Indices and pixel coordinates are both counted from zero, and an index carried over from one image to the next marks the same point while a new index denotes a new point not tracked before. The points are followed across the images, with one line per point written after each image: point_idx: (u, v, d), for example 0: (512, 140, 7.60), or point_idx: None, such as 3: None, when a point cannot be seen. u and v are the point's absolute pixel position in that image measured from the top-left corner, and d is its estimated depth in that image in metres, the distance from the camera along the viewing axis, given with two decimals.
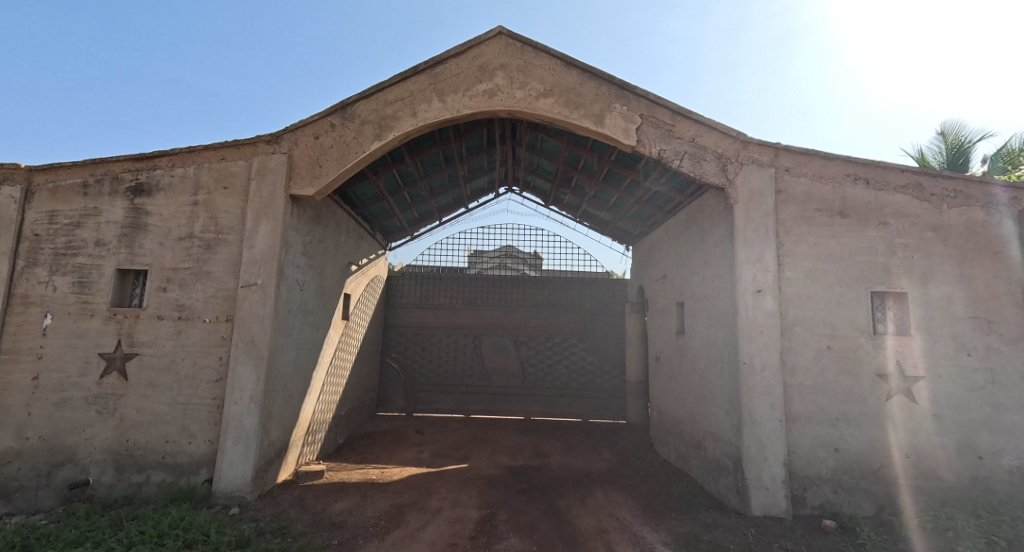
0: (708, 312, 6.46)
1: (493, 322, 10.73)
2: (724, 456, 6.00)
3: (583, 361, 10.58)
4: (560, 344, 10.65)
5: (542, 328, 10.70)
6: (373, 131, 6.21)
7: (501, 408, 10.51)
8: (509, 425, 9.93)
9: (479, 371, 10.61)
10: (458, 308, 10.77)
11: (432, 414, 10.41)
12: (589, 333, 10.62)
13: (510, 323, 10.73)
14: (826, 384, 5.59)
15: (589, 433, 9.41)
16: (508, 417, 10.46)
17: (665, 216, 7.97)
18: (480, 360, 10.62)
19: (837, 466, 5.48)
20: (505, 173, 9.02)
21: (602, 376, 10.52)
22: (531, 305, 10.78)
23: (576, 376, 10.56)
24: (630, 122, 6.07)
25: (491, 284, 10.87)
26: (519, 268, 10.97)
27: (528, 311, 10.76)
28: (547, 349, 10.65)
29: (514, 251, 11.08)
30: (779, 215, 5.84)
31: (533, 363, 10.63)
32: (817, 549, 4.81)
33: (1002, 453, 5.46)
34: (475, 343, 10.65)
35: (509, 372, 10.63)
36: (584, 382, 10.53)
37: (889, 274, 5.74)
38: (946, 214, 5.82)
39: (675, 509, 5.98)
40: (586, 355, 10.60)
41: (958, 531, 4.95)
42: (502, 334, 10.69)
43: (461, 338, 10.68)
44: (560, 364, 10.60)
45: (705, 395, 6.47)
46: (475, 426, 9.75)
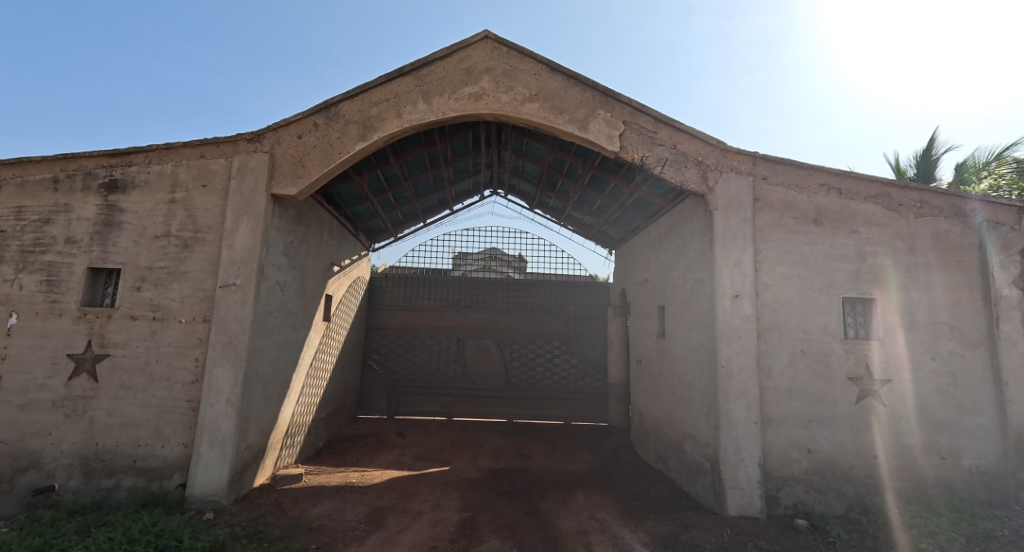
0: (688, 315, 6.59)
1: (477, 324, 10.73)
2: (702, 457, 6.13)
3: (566, 363, 10.66)
4: (544, 347, 10.71)
5: (525, 331, 10.74)
6: (358, 131, 6.19)
7: (484, 411, 10.50)
8: (491, 427, 9.94)
9: (462, 373, 10.58)
10: (442, 311, 10.74)
11: (415, 417, 10.37)
12: (573, 336, 10.70)
13: (494, 326, 10.75)
14: (800, 386, 5.78)
15: (571, 435, 9.50)
16: (491, 419, 10.47)
17: (648, 221, 8.09)
18: (463, 363, 10.60)
19: (809, 466, 5.68)
20: (490, 176, 9.03)
21: (584, 379, 10.61)
22: (515, 308, 10.82)
23: (559, 379, 10.62)
24: (614, 128, 6.18)
25: (476, 286, 10.88)
26: (504, 270, 11.07)
27: (512, 314, 10.79)
28: (530, 353, 10.69)
29: (498, 254, 11.15)
30: (756, 222, 6.01)
31: (516, 366, 10.65)
32: (790, 547, 4.95)
33: (963, 453, 5.71)
34: (459, 346, 10.64)
35: (492, 375, 10.62)
36: (567, 385, 10.61)
37: (860, 279, 5.95)
38: (913, 224, 6.06)
39: (655, 510, 6.09)
40: (569, 358, 10.68)
41: (923, 528, 5.13)
42: (485, 337, 10.70)
43: (444, 340, 10.65)
44: (543, 367, 10.66)
45: (684, 398, 6.59)
46: (457, 429, 9.73)
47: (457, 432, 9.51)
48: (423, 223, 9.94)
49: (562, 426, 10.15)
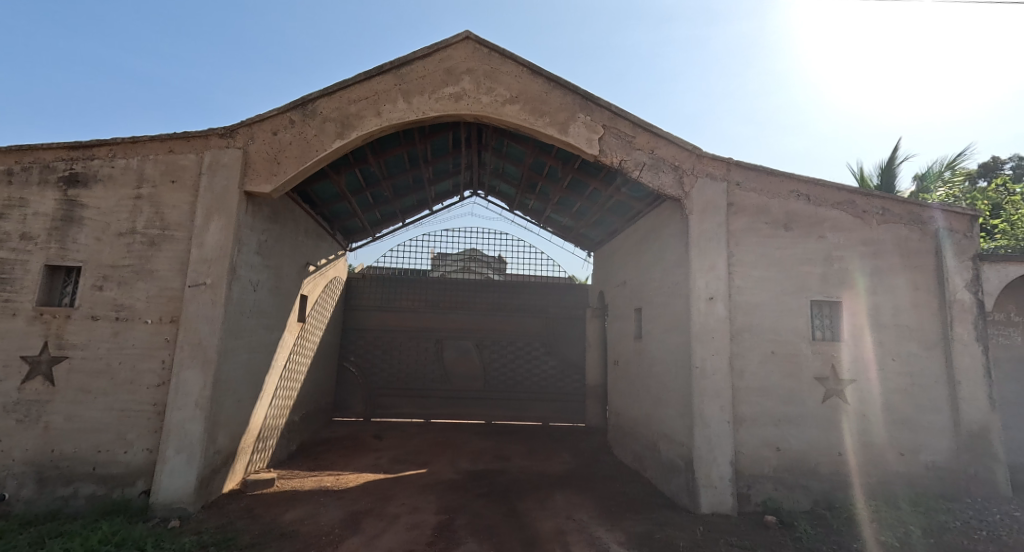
0: (664, 317, 6.71)
1: (456, 325, 10.68)
2: (676, 456, 6.26)
3: (545, 364, 10.71)
4: (523, 348, 10.73)
5: (505, 332, 10.74)
6: (335, 129, 6.09)
7: (462, 412, 10.45)
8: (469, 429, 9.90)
9: (441, 375, 10.50)
10: (421, 312, 10.66)
11: (392, 419, 10.25)
12: (552, 338, 10.76)
13: (473, 327, 10.71)
14: (769, 386, 5.97)
15: (549, 436, 9.54)
16: (470, 421, 10.43)
17: (626, 224, 8.20)
18: (442, 365, 10.53)
19: (779, 464, 5.87)
20: (470, 177, 9.01)
21: (563, 380, 10.68)
22: (494, 309, 10.81)
23: (539, 381, 10.66)
24: (593, 132, 6.25)
25: (455, 287, 10.82)
26: (484, 271, 11.05)
27: (491, 315, 10.78)
28: (509, 354, 10.70)
29: (478, 255, 11.12)
30: (730, 226, 6.18)
31: (496, 367, 10.64)
32: (760, 543, 5.11)
33: (921, 449, 5.99)
34: (438, 347, 10.57)
35: (471, 377, 10.58)
36: (546, 386, 10.66)
37: (827, 283, 6.19)
38: (876, 230, 6.33)
39: (630, 509, 6.18)
40: (549, 359, 10.73)
41: (882, 521, 5.37)
42: (464, 338, 10.66)
43: (423, 341, 10.56)
44: (522, 368, 10.68)
45: (660, 398, 6.71)
46: (435, 431, 9.65)
47: (435, 434, 9.43)
48: (402, 223, 9.84)
49: (541, 427, 10.19)
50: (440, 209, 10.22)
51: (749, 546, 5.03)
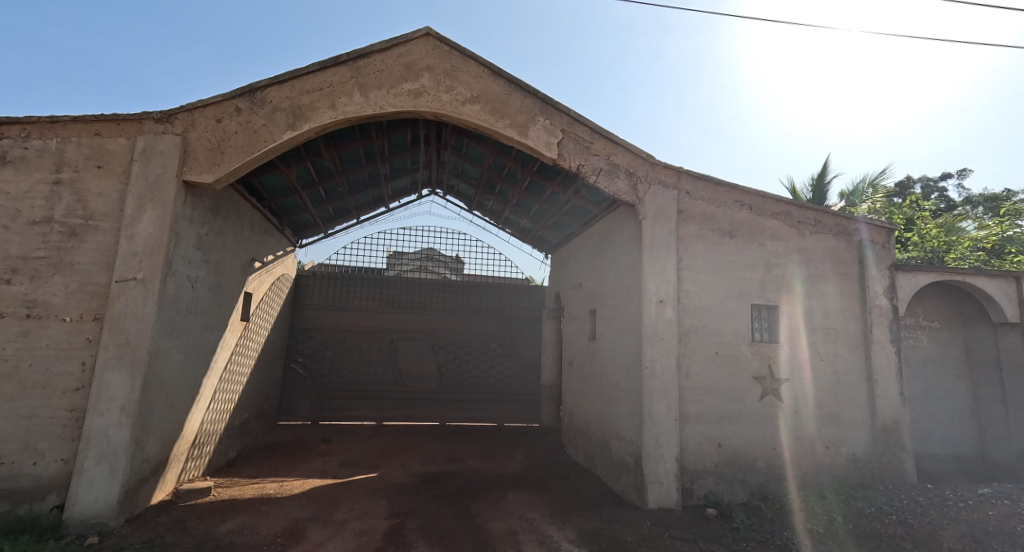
0: (617, 319, 6.89)
1: (411, 325, 10.48)
2: (626, 454, 6.45)
3: (500, 364, 10.70)
4: (479, 348, 10.68)
5: (460, 332, 10.64)
6: (286, 120, 5.81)
7: (415, 414, 10.25)
8: (422, 431, 9.72)
9: (394, 376, 10.25)
10: (374, 311, 10.36)
11: (342, 422, 9.90)
12: (508, 338, 10.77)
13: (428, 327, 10.54)
14: (713, 385, 6.28)
15: (503, 437, 9.54)
16: (424, 423, 10.24)
17: (582, 227, 8.35)
18: (396, 366, 10.28)
19: (720, 459, 6.19)
20: (428, 175, 8.87)
21: (518, 381, 10.71)
22: (451, 309, 10.69)
23: (494, 382, 10.63)
24: (552, 136, 6.34)
25: (411, 287, 10.61)
26: (440, 271, 10.90)
27: (447, 315, 10.65)
28: (465, 355, 10.61)
29: (435, 254, 10.95)
30: (680, 233, 6.46)
31: (451, 368, 10.51)
32: (701, 535, 5.36)
33: (843, 442, 6.51)
34: (392, 348, 10.32)
35: (425, 378, 10.39)
36: (502, 387, 10.65)
37: (766, 288, 6.59)
38: (809, 240, 6.82)
39: (581, 507, 6.30)
40: (505, 360, 10.73)
41: (810, 509, 5.78)
42: (419, 339, 10.47)
43: (376, 342, 10.28)
44: (478, 368, 10.61)
45: (612, 398, 6.89)
46: (388, 434, 9.40)
47: (388, 437, 9.19)
48: (357, 220, 9.54)
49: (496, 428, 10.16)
50: (397, 207, 9.99)
51: (692, 538, 5.27)
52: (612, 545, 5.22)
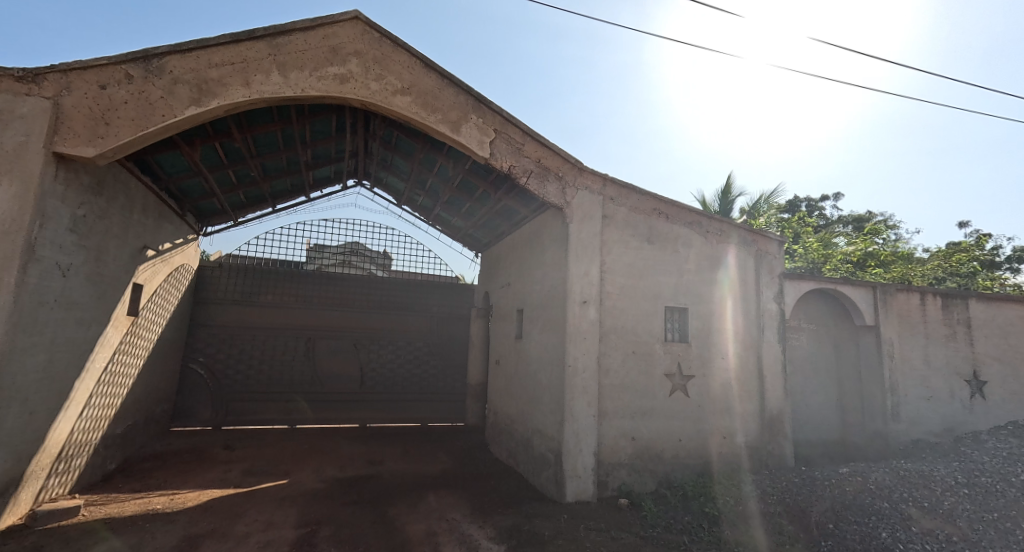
0: (543, 318, 7.04)
1: (330, 323, 9.94)
2: (547, 450, 6.61)
3: (425, 363, 10.45)
4: (405, 347, 10.35)
5: (383, 331, 10.25)
6: (190, 94, 5.23)
7: (331, 416, 9.74)
8: (339, 434, 9.23)
9: (311, 377, 9.68)
10: (290, 308, 9.72)
11: (249, 426, 9.20)
12: (434, 338, 10.56)
13: (349, 325, 10.06)
14: (629, 382, 6.63)
15: (425, 437, 9.35)
16: (342, 426, 9.76)
17: (512, 228, 8.39)
18: (312, 365, 9.70)
19: (632, 452, 6.55)
20: (353, 166, 8.45)
21: (443, 380, 10.52)
22: (374, 307, 10.27)
23: (419, 381, 10.36)
24: (485, 134, 6.32)
25: (332, 282, 10.06)
26: (365, 266, 10.43)
27: (370, 313, 10.22)
28: (389, 354, 10.23)
29: (359, 248, 10.45)
30: (603, 237, 6.74)
31: (373, 368, 10.10)
32: (614, 524, 5.65)
33: (738, 433, 7.17)
34: (308, 346, 9.73)
35: (345, 378, 9.91)
36: (426, 387, 10.41)
37: (678, 292, 7.08)
38: (716, 248, 7.43)
39: (501, 504, 6.36)
40: (431, 359, 10.49)
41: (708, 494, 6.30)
42: (339, 337, 9.97)
43: (290, 340, 9.65)
44: (403, 367, 10.28)
45: (535, 396, 7.03)
46: (301, 438, 8.84)
47: (301, 441, 8.64)
48: (273, 209, 8.88)
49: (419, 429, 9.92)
50: (319, 197, 9.41)
51: (605, 528, 5.53)
52: (531, 539, 5.33)
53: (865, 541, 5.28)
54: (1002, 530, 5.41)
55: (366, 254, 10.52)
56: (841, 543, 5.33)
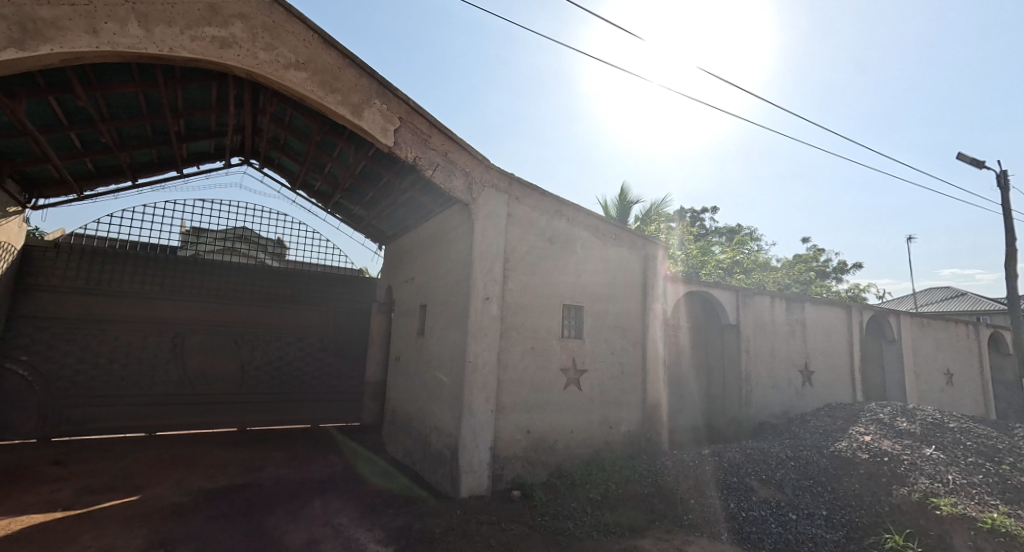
0: (445, 314, 6.95)
1: (204, 317, 8.96)
2: (443, 447, 6.55)
3: (317, 361, 9.78)
4: (294, 345, 9.65)
5: (268, 327, 9.46)
6: (8, 33, 4.22)
7: (204, 420, 8.83)
8: (211, 440, 8.35)
9: (179, 377, 8.71)
10: (155, 299, 8.64)
11: (93, 437, 8.02)
12: (329, 334, 9.92)
13: (228, 320, 9.14)
14: (526, 377, 6.81)
15: (314, 439, 8.77)
16: (217, 430, 8.89)
17: (417, 220, 8.13)
18: (180, 364, 8.72)
19: (527, 444, 6.75)
20: (239, 142, 7.62)
21: (337, 378, 9.91)
22: (261, 300, 9.44)
23: (310, 380, 9.69)
24: (389, 122, 6.05)
25: (211, 272, 9.08)
26: (253, 255, 9.48)
27: (254, 306, 9.37)
28: (274, 351, 9.47)
29: (247, 234, 9.47)
30: (507, 235, 6.82)
31: (256, 367, 9.29)
32: (506, 516, 5.78)
33: (622, 422, 7.72)
34: (177, 342, 8.72)
35: (221, 377, 9.02)
36: (318, 386, 9.76)
37: (575, 291, 7.40)
38: (610, 251, 7.89)
39: (393, 504, 6.18)
40: (324, 356, 9.87)
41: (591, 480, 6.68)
42: (215, 333, 9.03)
43: (155, 335, 8.58)
44: (291, 366, 9.58)
45: (435, 393, 6.93)
46: (164, 446, 7.85)
47: (164, 450, 7.66)
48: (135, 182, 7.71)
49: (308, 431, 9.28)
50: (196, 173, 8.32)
51: (497, 520, 5.63)
52: (422, 538, 5.25)
53: (717, 513, 6.05)
54: (816, 491, 6.37)
55: (255, 241, 9.57)
56: (699, 517, 6.02)
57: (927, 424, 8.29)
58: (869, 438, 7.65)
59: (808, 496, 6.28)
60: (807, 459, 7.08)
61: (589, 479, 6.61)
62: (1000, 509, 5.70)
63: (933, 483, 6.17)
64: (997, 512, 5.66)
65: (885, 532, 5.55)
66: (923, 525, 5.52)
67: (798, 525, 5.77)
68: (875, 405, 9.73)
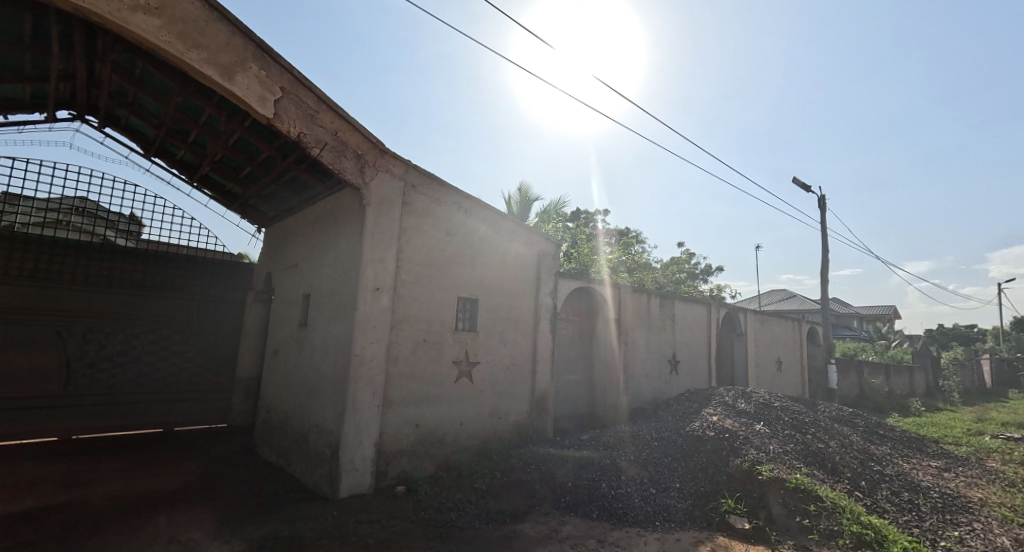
0: (330, 305, 6.50)
1: (23, 302, 7.72)
2: (322, 446, 6.14)
3: (170, 357, 8.85)
4: (139, 337, 8.62)
5: (108, 314, 8.37)
6: None
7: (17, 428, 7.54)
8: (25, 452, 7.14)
9: None
10: None
11: None
12: (184, 324, 9.01)
13: (56, 306, 7.97)
14: (417, 370, 6.62)
15: (170, 446, 7.77)
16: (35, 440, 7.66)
17: (302, 202, 7.48)
18: None
19: (415, 439, 6.58)
20: (72, 91, 6.39)
21: (200, 378, 9.11)
22: (102, 284, 8.34)
23: (159, 379, 8.75)
24: (268, 91, 5.43)
25: (36, 249, 7.84)
26: (95, 231, 8.34)
27: (92, 291, 8.26)
28: (113, 341, 8.38)
29: (87, 206, 8.27)
30: (402, 224, 6.53)
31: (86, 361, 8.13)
32: (388, 513, 5.58)
33: (511, 412, 7.85)
34: None
35: (39, 377, 7.77)
36: (174, 385, 8.86)
37: (470, 283, 7.34)
38: (506, 245, 7.94)
39: (262, 510, 5.66)
40: (182, 351, 8.95)
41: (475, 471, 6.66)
42: (37, 320, 7.82)
43: None
44: (135, 360, 8.54)
45: (315, 389, 6.46)
46: None
47: None
48: None
49: (164, 438, 8.22)
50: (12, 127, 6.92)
51: (378, 519, 5.41)
52: (292, 545, 4.87)
53: (592, 492, 6.35)
54: (673, 466, 6.96)
55: (98, 215, 8.41)
56: (575, 498, 6.31)
57: (758, 404, 9.34)
58: (715, 417, 8.42)
59: (667, 472, 6.85)
60: (663, 439, 7.72)
61: (476, 469, 6.63)
62: (803, 472, 6.60)
63: (758, 453, 6.87)
64: (803, 475, 6.51)
65: (722, 498, 6.28)
66: (749, 489, 6.28)
67: (656, 498, 6.35)
68: (723, 390, 10.88)
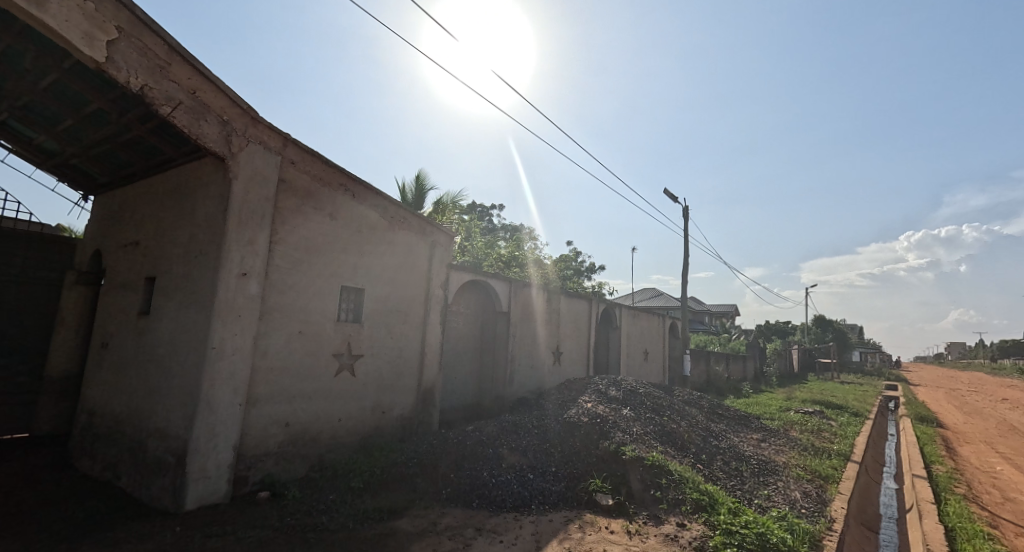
0: (182, 292, 5.62)
1: None
2: (165, 453, 5.30)
3: None
4: None
5: None
6: None
7: None
8: None
9: None
10: None
11: None
12: None
13: None
14: (290, 364, 6.00)
15: None
16: None
17: (148, 168, 6.37)
18: None
19: (284, 439, 5.97)
20: None
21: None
22: None
23: None
24: (99, 30, 4.34)
25: None
26: None
27: None
28: None
29: None
30: (277, 203, 5.85)
31: None
32: (245, 523, 4.97)
33: (395, 406, 7.47)
34: None
35: None
36: None
37: (355, 272, 6.82)
38: (396, 233, 7.50)
39: (79, 533, 4.73)
40: None
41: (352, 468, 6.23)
42: None
43: None
44: None
45: (158, 388, 5.56)
46: None
47: None
48: None
49: None
50: None
51: (233, 530, 4.79)
52: None
53: (472, 482, 6.18)
54: (548, 449, 7.06)
55: None
56: (456, 490, 6.09)
57: (625, 391, 9.98)
58: (590, 403, 8.79)
59: (542, 455, 6.92)
60: (541, 426, 7.76)
61: (353, 468, 6.19)
62: (658, 450, 7.08)
63: (623, 434, 7.26)
64: (659, 453, 6.99)
65: (590, 478, 6.45)
66: (613, 469, 6.53)
67: (533, 483, 6.29)
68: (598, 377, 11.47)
